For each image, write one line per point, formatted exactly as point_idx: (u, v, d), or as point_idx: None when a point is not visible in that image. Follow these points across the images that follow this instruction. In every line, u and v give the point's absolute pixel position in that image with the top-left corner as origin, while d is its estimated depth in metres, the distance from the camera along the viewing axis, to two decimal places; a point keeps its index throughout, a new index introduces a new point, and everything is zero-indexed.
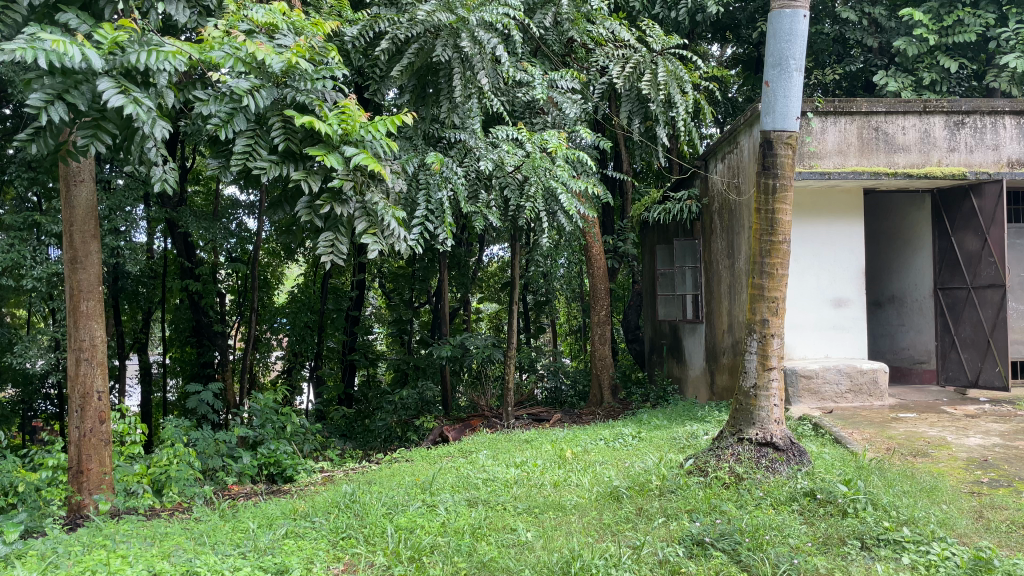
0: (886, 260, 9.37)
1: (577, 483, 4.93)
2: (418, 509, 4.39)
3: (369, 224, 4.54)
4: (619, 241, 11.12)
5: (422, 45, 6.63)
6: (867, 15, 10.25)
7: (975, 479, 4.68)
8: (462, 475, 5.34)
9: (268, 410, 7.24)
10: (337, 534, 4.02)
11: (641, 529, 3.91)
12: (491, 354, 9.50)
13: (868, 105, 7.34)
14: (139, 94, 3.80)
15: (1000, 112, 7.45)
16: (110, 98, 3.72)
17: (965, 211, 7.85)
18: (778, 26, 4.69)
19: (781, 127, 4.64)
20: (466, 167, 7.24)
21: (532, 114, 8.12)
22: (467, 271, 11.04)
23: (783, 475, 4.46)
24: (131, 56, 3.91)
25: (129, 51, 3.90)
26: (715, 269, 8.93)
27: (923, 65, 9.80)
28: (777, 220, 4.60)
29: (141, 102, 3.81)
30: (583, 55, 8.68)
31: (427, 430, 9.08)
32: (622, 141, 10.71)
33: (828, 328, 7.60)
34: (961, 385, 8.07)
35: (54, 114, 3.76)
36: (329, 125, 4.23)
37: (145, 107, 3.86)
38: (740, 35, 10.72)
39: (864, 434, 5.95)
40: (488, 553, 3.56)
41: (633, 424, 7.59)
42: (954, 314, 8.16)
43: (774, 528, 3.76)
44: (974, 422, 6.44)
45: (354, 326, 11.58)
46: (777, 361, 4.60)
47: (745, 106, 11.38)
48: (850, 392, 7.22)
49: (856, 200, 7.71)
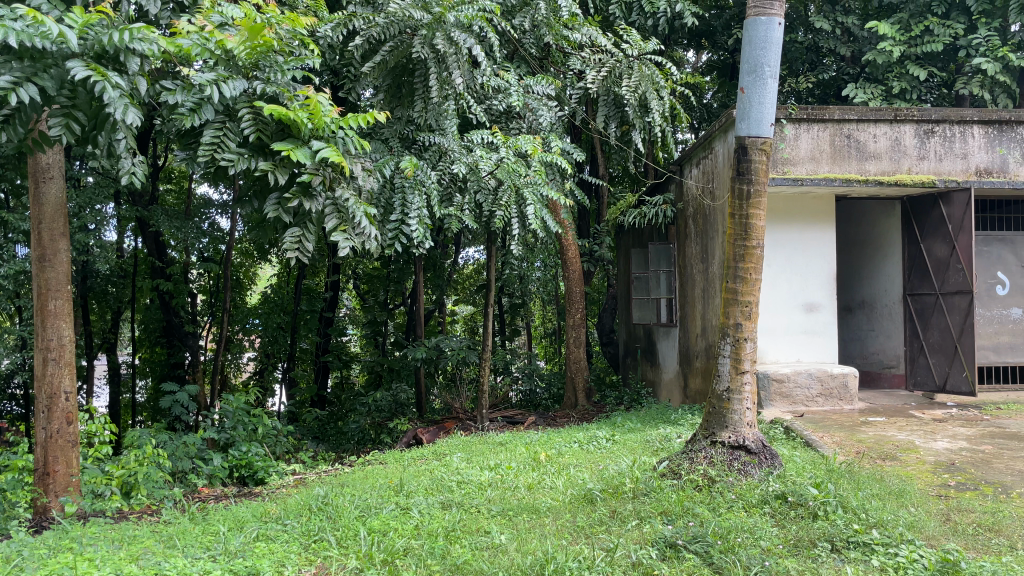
0: (858, 266, 9.51)
1: (551, 486, 4.94)
2: (391, 512, 4.36)
3: (339, 220, 4.58)
4: (595, 245, 11.15)
5: (397, 44, 6.56)
6: (841, 25, 10.35)
7: (943, 483, 4.75)
8: (436, 478, 5.31)
9: (240, 412, 7.15)
10: (309, 536, 4.00)
11: (614, 532, 3.93)
12: (467, 356, 9.44)
13: (841, 112, 7.42)
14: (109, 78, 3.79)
15: (969, 121, 7.57)
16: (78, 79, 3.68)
17: (934, 217, 8.00)
18: (753, 34, 4.73)
19: (755, 133, 4.69)
20: (441, 171, 7.17)
21: (509, 120, 8.03)
22: (442, 273, 11.09)
23: (755, 478, 4.51)
24: (103, 37, 3.90)
25: (101, 32, 3.87)
26: (690, 273, 9.00)
27: (893, 74, 9.93)
28: (751, 225, 4.64)
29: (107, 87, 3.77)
30: (561, 60, 8.66)
31: (402, 432, 8.98)
32: (599, 146, 10.69)
33: (799, 333, 7.69)
34: (929, 390, 8.22)
35: (25, 93, 3.65)
36: (297, 117, 4.21)
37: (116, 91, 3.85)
38: (715, 42, 10.91)
39: (834, 438, 6.02)
40: (462, 555, 3.56)
41: (607, 427, 7.62)
42: (923, 319, 8.31)
43: (746, 530, 3.79)
44: (942, 426, 6.55)
45: (327, 329, 11.39)
46: (750, 365, 4.64)
47: (720, 112, 11.43)
48: (821, 397, 7.31)
49: (827, 206, 7.81)
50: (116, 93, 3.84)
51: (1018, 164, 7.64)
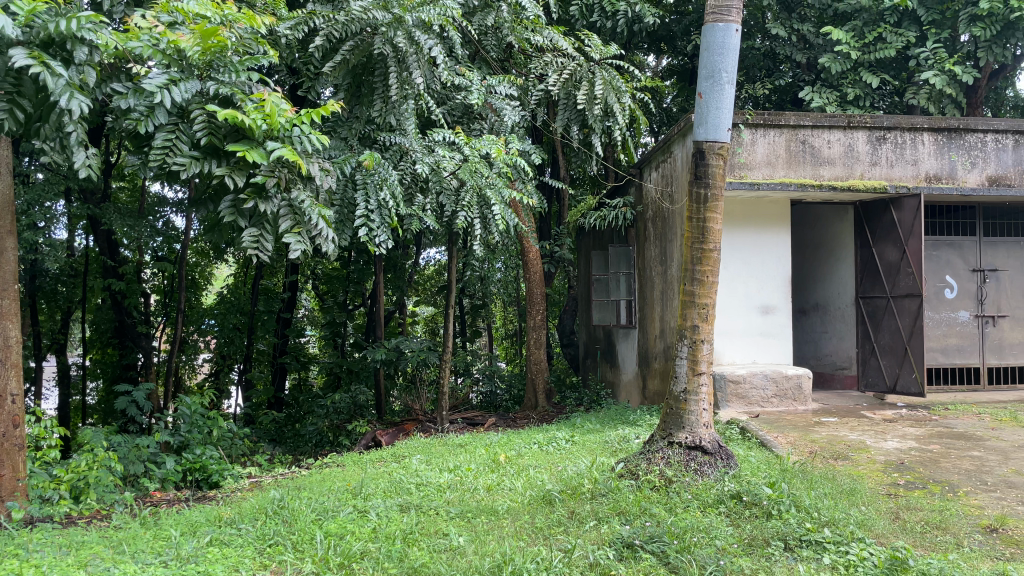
0: (812, 270, 9.70)
1: (510, 487, 4.94)
2: (349, 515, 4.32)
3: (294, 222, 4.54)
4: (556, 247, 11.19)
5: (358, 43, 6.50)
6: (797, 32, 10.55)
7: (893, 482, 4.86)
8: (394, 480, 5.28)
9: (196, 415, 7.03)
10: (264, 540, 3.94)
11: (572, 533, 3.94)
12: (427, 358, 9.38)
13: (796, 118, 7.55)
14: (52, 64, 3.73)
15: (919, 128, 7.76)
16: (19, 65, 3.62)
17: (886, 222, 8.18)
18: (711, 40, 4.80)
19: (713, 138, 4.75)
20: (402, 170, 7.07)
21: (470, 120, 8.05)
22: (403, 274, 11.03)
23: (711, 478, 4.58)
24: (49, 25, 3.86)
25: (46, 20, 3.83)
26: (649, 275, 9.09)
27: (847, 81, 10.15)
28: (708, 229, 4.70)
29: (50, 72, 3.73)
30: (523, 61, 8.70)
31: (361, 434, 8.91)
32: (560, 148, 10.73)
33: (755, 335, 7.81)
34: (880, 391, 8.41)
35: None
36: (252, 120, 4.18)
37: (59, 79, 3.79)
38: (675, 46, 11.04)
39: (789, 438, 6.13)
40: (420, 558, 3.54)
41: (566, 428, 7.66)
42: (874, 322, 8.50)
43: (702, 530, 3.83)
44: (892, 426, 6.71)
45: (285, 328, 11.23)
46: (707, 367, 4.71)
47: (680, 116, 11.56)
48: (776, 397, 7.43)
49: (783, 211, 7.94)
50: (60, 81, 3.79)
51: (966, 170, 7.85)
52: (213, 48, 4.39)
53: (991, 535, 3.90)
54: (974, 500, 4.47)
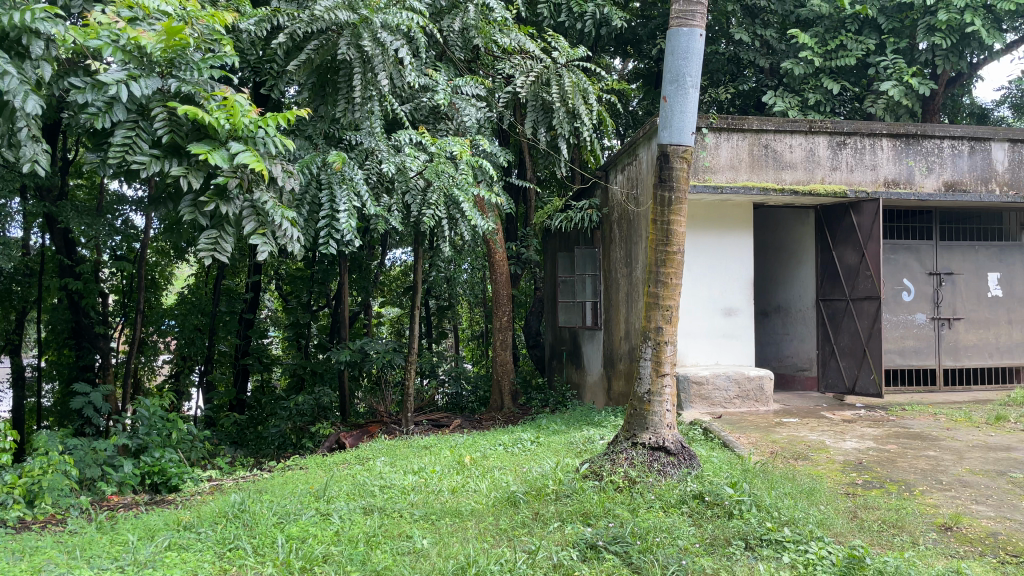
0: (773, 272, 9.83)
1: (475, 489, 4.92)
2: (311, 518, 4.27)
3: (257, 223, 4.49)
4: (523, 248, 11.22)
5: (322, 43, 6.47)
6: (760, 37, 10.68)
7: (852, 481, 4.95)
8: (358, 482, 5.24)
9: (155, 417, 6.91)
10: (224, 544, 3.89)
11: (536, 534, 3.95)
12: (392, 359, 9.33)
13: (759, 123, 7.65)
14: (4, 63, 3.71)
15: (878, 134, 7.91)
16: None
17: (846, 226, 8.33)
18: (675, 44, 4.85)
19: (677, 142, 4.79)
20: (367, 170, 7.03)
21: (436, 120, 8.01)
22: (368, 275, 10.99)
23: (674, 478, 4.61)
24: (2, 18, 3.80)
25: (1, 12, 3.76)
26: (614, 277, 9.14)
27: (809, 86, 10.31)
28: (672, 232, 4.75)
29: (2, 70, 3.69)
30: (490, 62, 8.70)
31: (325, 436, 8.84)
32: (527, 149, 10.73)
33: (718, 336, 7.90)
34: (839, 392, 8.56)
35: None
36: (215, 119, 4.13)
37: (12, 78, 3.77)
38: (641, 50, 11.13)
39: (750, 439, 6.21)
40: (382, 561, 3.51)
41: (532, 430, 7.66)
42: (834, 324, 8.65)
43: (664, 530, 3.86)
44: (851, 426, 6.83)
45: (247, 329, 11.13)
46: (670, 368, 4.76)
47: (645, 119, 11.63)
48: (738, 398, 7.51)
49: (746, 214, 8.05)
50: (13, 79, 3.77)
51: (923, 175, 8.02)
52: (174, 45, 4.33)
53: (946, 533, 3.99)
54: (930, 499, 4.57)
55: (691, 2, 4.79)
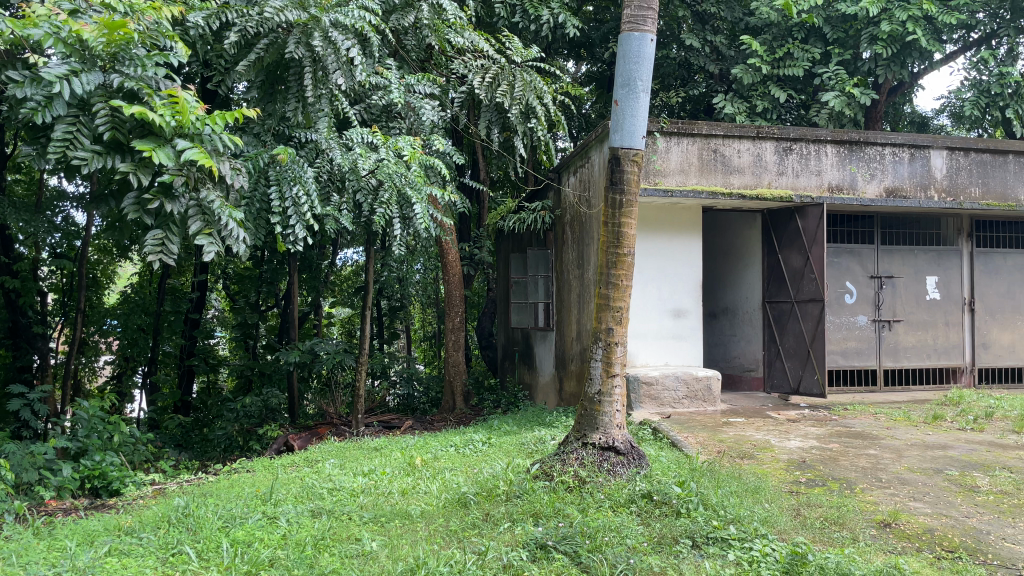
0: (722, 274, 9.99)
1: (425, 491, 4.90)
2: (258, 521, 4.21)
3: (203, 223, 4.43)
4: (476, 249, 11.22)
5: (272, 41, 6.38)
6: (710, 43, 10.87)
7: (795, 479, 5.06)
8: (306, 485, 5.17)
9: (95, 420, 6.71)
10: (167, 549, 3.80)
11: (486, 535, 3.95)
12: (342, 360, 9.23)
13: (708, 127, 7.77)
14: None
15: (823, 140, 8.11)
16: None
17: (791, 230, 8.52)
18: (627, 48, 4.89)
19: (628, 145, 4.84)
20: (317, 169, 6.95)
21: (389, 119, 7.94)
22: (319, 274, 10.96)
23: (623, 478, 4.66)
24: None
25: None
26: (566, 278, 9.19)
27: (757, 93, 10.51)
28: (623, 234, 4.79)
29: None
30: (443, 62, 8.65)
31: (272, 438, 8.71)
32: (481, 150, 10.74)
33: (667, 337, 8.01)
34: (784, 392, 8.75)
35: None
36: (161, 117, 4.05)
37: None
38: (594, 53, 11.21)
39: (698, 438, 6.30)
40: (330, 564, 3.48)
41: (483, 431, 7.67)
42: (780, 325, 8.84)
43: (613, 529, 3.89)
44: (795, 425, 6.98)
45: (193, 330, 10.90)
46: (620, 368, 4.81)
47: (598, 122, 11.73)
48: (687, 398, 7.62)
49: (695, 217, 8.17)
50: None
51: (866, 181, 8.24)
52: (117, 40, 4.21)
53: (885, 529, 4.10)
54: (870, 496, 4.70)
55: (642, 7, 4.85)
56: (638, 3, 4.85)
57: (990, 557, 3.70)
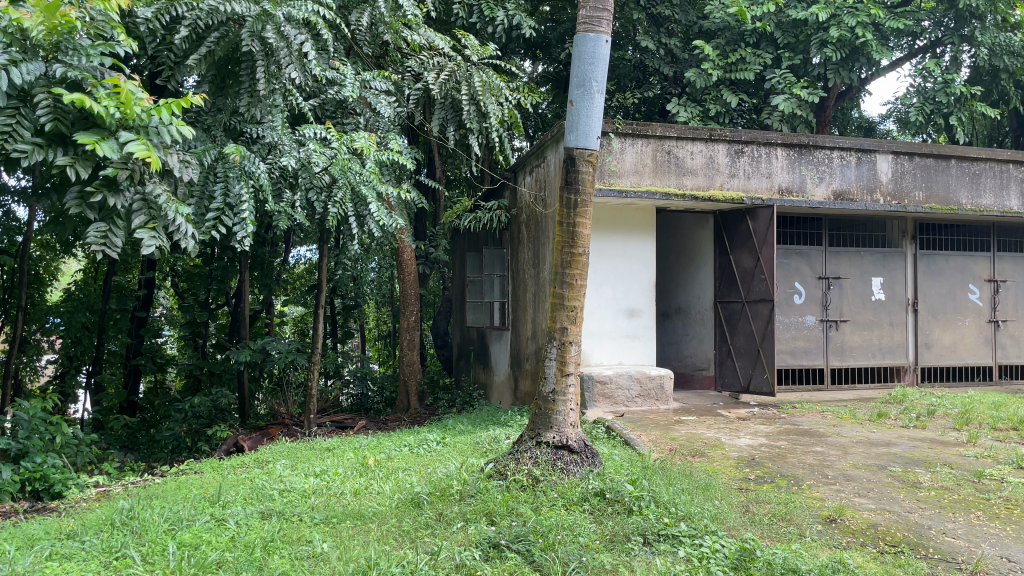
0: (675, 274, 10.11)
1: (378, 492, 4.86)
2: (205, 524, 4.13)
3: (149, 217, 4.32)
4: (431, 248, 11.20)
5: (223, 34, 6.26)
6: (664, 45, 10.99)
7: (745, 477, 5.15)
8: (255, 486, 5.08)
9: (36, 421, 6.48)
10: (110, 553, 3.71)
11: (439, 534, 3.94)
12: (295, 359, 9.11)
13: (662, 129, 7.86)
14: None
15: (773, 144, 8.27)
16: None
17: (742, 231, 8.66)
18: (582, 49, 4.92)
19: (583, 145, 4.86)
20: (270, 164, 6.77)
21: (344, 114, 7.84)
22: (270, 272, 10.81)
23: (576, 476, 4.68)
24: None
25: None
26: (522, 277, 9.21)
27: (710, 97, 10.64)
28: (578, 234, 4.82)
29: None
30: (399, 59, 8.62)
31: (221, 439, 8.55)
32: (436, 149, 10.70)
33: (621, 337, 8.08)
34: (735, 391, 8.90)
35: None
36: (103, 107, 3.95)
37: None
38: (550, 54, 11.24)
39: (651, 436, 6.37)
40: (280, 566, 3.43)
41: (438, 430, 7.65)
42: (731, 325, 8.98)
43: (566, 527, 3.91)
44: (745, 423, 7.10)
45: (140, 328, 10.60)
46: (574, 367, 4.84)
47: (554, 122, 11.77)
48: (640, 397, 7.70)
49: (649, 217, 8.25)
50: None
51: (814, 184, 8.42)
52: (58, 30, 4.08)
53: (831, 525, 4.20)
54: (816, 492, 4.81)
55: (598, 8, 4.88)
56: (593, 4, 4.88)
57: (931, 551, 3.81)
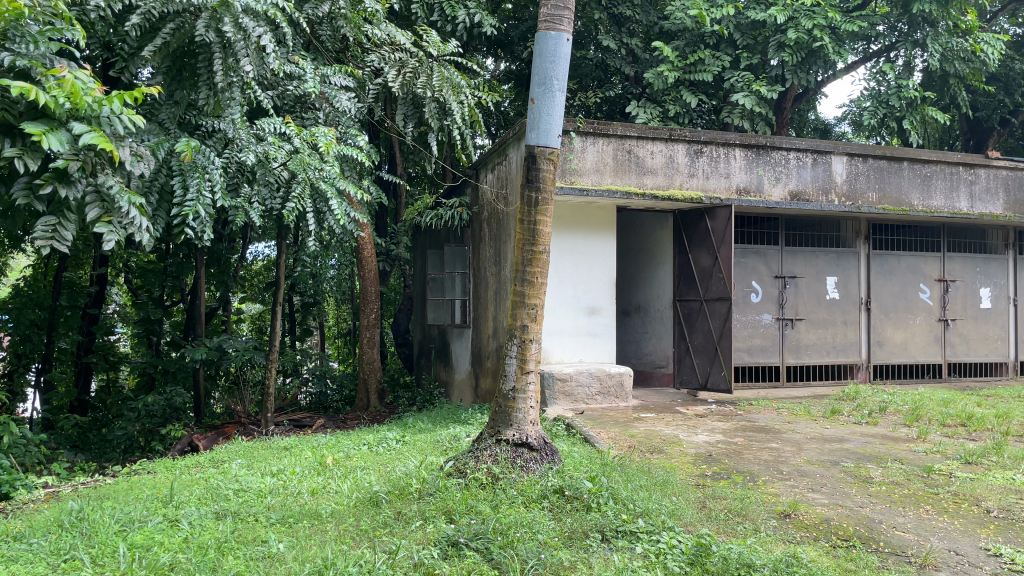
0: (635, 272, 10.18)
1: (336, 490, 4.82)
2: (158, 525, 4.05)
3: (101, 210, 4.20)
4: (392, 245, 11.15)
5: (178, 25, 6.10)
6: (626, 46, 11.09)
7: (702, 473, 5.21)
8: (209, 486, 5.01)
9: None
10: (59, 555, 3.62)
11: (398, 533, 3.91)
12: (253, 357, 8.99)
13: (623, 128, 7.91)
14: None
15: (732, 144, 8.38)
16: None
17: (701, 230, 8.76)
18: (544, 47, 4.93)
19: (544, 143, 4.87)
20: (226, 159, 6.75)
21: (304, 109, 7.73)
22: (227, 268, 10.64)
23: (535, 474, 4.68)
24: None
25: None
26: (483, 275, 9.20)
27: (669, 98, 10.75)
28: (539, 232, 4.82)
29: None
30: (359, 54, 8.59)
31: (176, 438, 8.40)
32: (397, 146, 10.64)
33: (581, 334, 8.12)
34: (693, 387, 9.00)
35: None
36: (53, 97, 3.85)
37: None
38: (512, 52, 11.26)
39: (610, 433, 6.42)
40: (234, 567, 3.38)
41: (398, 429, 7.60)
42: (689, 323, 9.08)
43: (525, 525, 3.91)
44: (702, 420, 7.19)
45: (91, 326, 10.29)
46: (534, 365, 4.86)
47: (516, 120, 11.80)
48: (600, 394, 7.74)
49: (610, 216, 8.29)
50: None
51: (771, 184, 8.55)
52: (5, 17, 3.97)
53: (785, 520, 4.27)
54: (771, 488, 4.89)
55: (558, 7, 4.89)
56: (554, 2, 4.88)
57: (881, 545, 3.90)
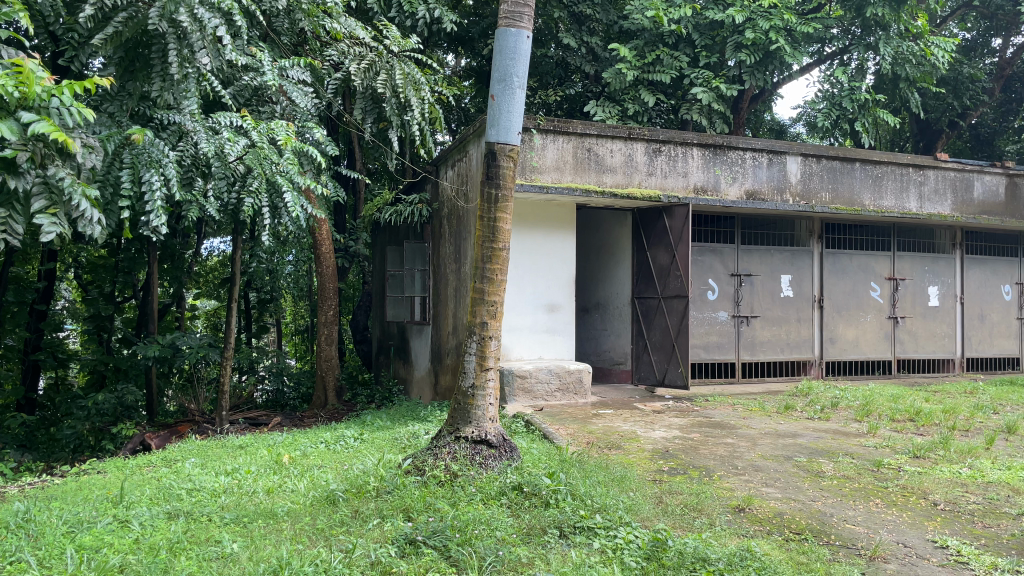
0: (594, 270, 10.24)
1: (293, 489, 4.77)
2: (107, 526, 3.96)
3: (49, 202, 4.08)
4: (352, 242, 11.07)
5: (131, 15, 5.92)
6: (586, 44, 11.15)
7: (659, 468, 5.27)
8: (162, 486, 4.91)
9: None
10: (3, 557, 3.52)
11: (354, 532, 3.88)
12: (208, 355, 8.84)
13: (583, 127, 7.95)
14: None
15: (689, 143, 8.47)
16: None
17: (659, 228, 8.84)
18: (504, 44, 4.91)
19: (504, 140, 4.88)
20: (180, 152, 6.59)
21: (260, 102, 7.80)
22: (182, 264, 10.45)
23: (494, 471, 4.69)
24: None
25: None
26: (443, 272, 9.17)
27: (628, 97, 10.83)
28: (498, 229, 4.82)
29: None
30: (317, 48, 8.49)
31: (127, 437, 8.22)
32: (356, 141, 10.55)
33: (541, 331, 8.14)
34: (651, 384, 9.09)
35: None
36: (3, 86, 3.74)
37: None
38: (473, 49, 11.25)
39: (568, 430, 6.45)
40: (187, 568, 3.33)
41: (356, 426, 7.54)
42: (648, 320, 9.17)
43: (483, 522, 3.91)
44: (659, 416, 7.26)
45: (39, 323, 10.05)
46: (494, 362, 4.85)
47: (476, 116, 11.80)
48: (559, 391, 7.78)
49: (569, 214, 8.33)
50: None
51: (728, 183, 8.67)
52: None
53: (739, 514, 4.33)
54: (726, 482, 4.96)
55: (519, 4, 4.89)
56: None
57: (832, 538, 3.98)
